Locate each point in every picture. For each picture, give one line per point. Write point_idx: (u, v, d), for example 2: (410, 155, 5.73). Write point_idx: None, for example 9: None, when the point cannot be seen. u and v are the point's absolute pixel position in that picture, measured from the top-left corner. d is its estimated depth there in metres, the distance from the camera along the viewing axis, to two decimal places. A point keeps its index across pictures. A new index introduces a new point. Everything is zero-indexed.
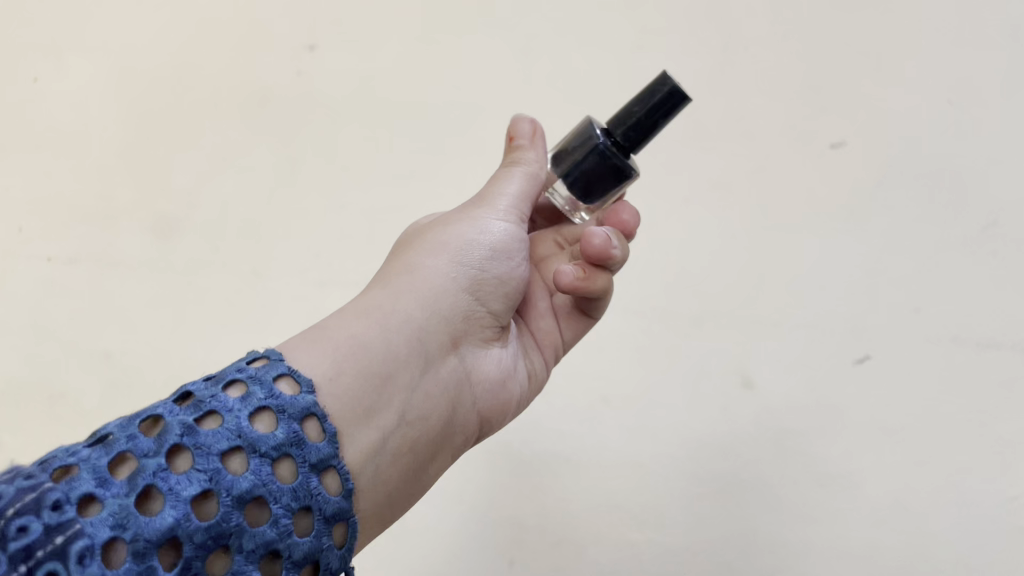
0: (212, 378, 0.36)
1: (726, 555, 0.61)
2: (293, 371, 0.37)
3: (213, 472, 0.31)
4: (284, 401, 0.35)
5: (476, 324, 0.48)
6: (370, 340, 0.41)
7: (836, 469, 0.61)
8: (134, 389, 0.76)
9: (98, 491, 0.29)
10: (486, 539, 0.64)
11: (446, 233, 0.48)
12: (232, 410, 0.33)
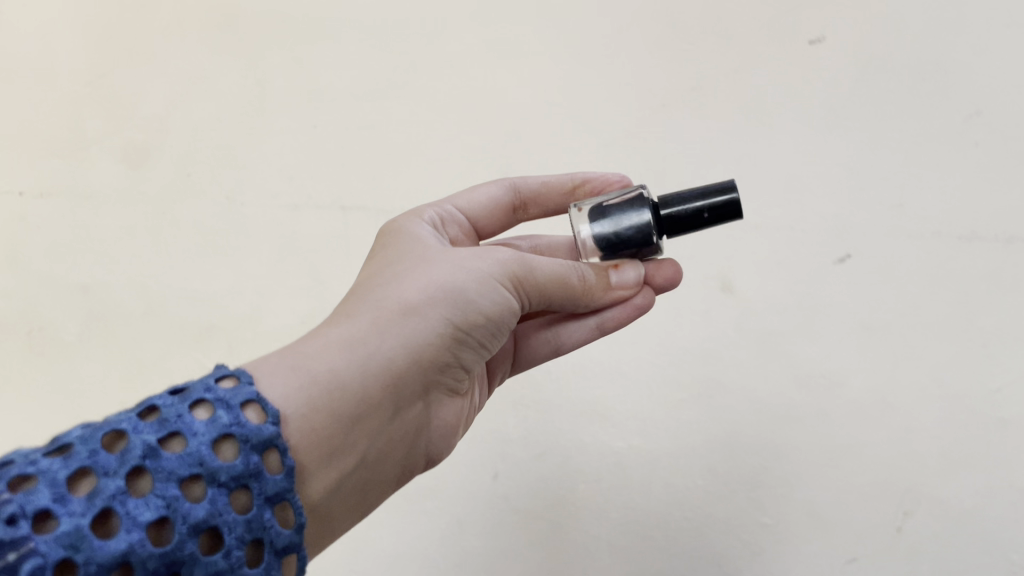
0: (179, 393, 0.33)
1: (710, 459, 0.61)
2: (261, 397, 0.34)
3: (171, 498, 0.29)
4: (250, 430, 0.32)
5: (449, 375, 0.44)
6: (350, 379, 0.38)
7: (819, 368, 0.61)
8: (114, 320, 0.76)
9: (54, 507, 0.27)
10: (471, 454, 0.64)
11: (447, 274, 0.42)
12: (196, 437, 0.31)
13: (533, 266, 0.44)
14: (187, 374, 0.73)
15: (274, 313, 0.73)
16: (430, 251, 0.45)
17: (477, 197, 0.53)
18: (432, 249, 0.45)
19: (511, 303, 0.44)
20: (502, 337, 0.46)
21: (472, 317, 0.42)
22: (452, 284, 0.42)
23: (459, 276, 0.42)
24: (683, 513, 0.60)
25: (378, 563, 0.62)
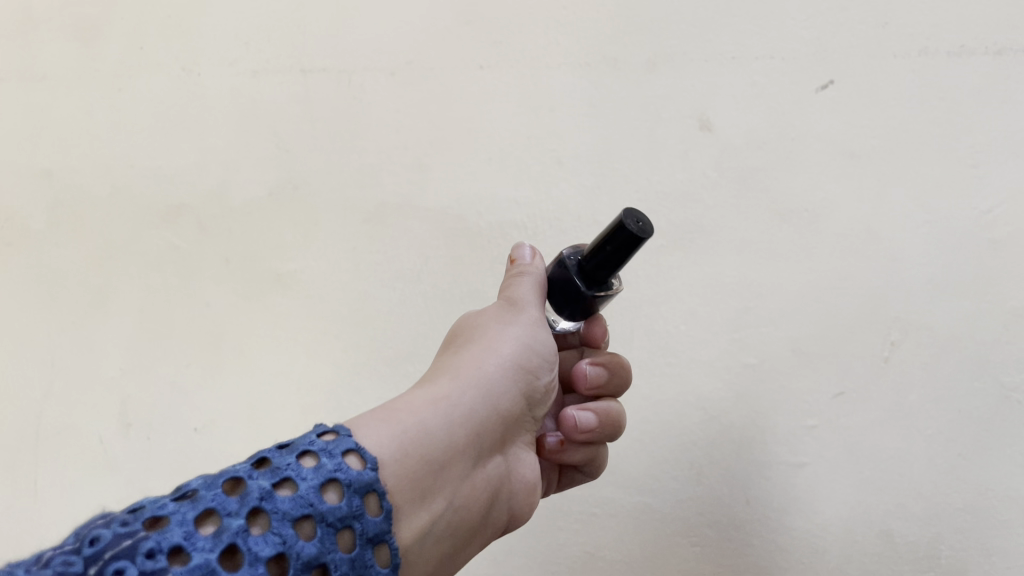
0: (285, 446, 0.35)
1: (691, 302, 0.60)
2: (360, 446, 0.35)
3: (287, 536, 0.30)
4: (352, 475, 0.33)
5: (520, 425, 0.46)
6: (434, 427, 0.39)
7: (802, 201, 0.59)
8: (81, 204, 0.75)
9: (186, 544, 0.28)
10: (452, 314, 0.66)
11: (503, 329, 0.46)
12: (306, 481, 0.32)
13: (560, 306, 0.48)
14: (160, 254, 0.73)
15: (243, 188, 0.72)
16: (469, 322, 0.48)
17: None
18: (470, 320, 0.49)
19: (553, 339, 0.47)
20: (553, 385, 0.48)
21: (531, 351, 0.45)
22: (506, 338, 0.45)
23: (512, 328, 0.46)
24: (665, 360, 0.60)
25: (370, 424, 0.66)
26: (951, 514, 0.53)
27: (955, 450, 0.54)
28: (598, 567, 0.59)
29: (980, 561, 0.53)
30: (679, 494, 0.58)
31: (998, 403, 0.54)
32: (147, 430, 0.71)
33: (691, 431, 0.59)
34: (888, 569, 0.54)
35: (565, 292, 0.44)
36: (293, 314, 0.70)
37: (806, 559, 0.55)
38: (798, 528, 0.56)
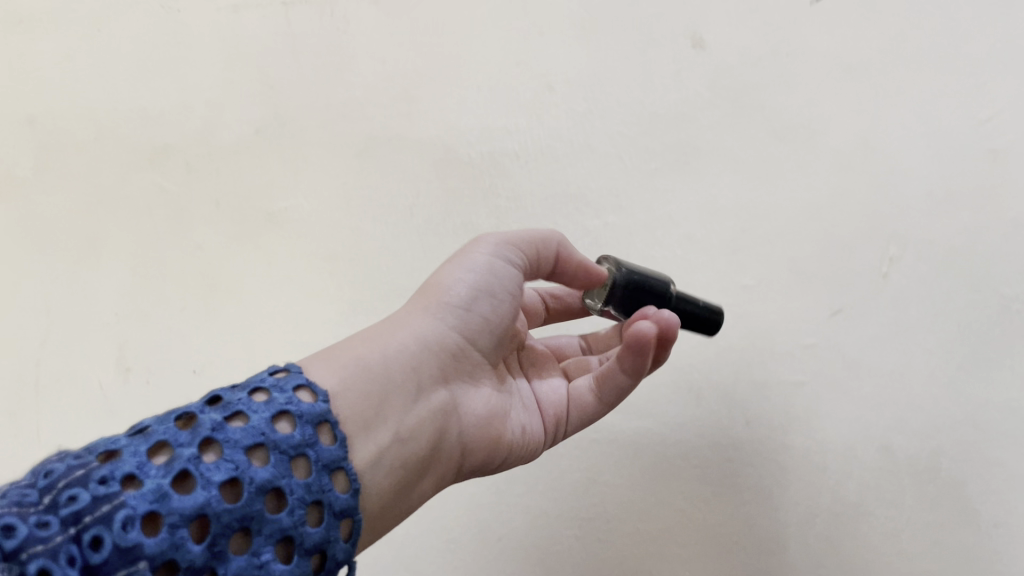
0: (238, 387, 0.36)
1: (688, 226, 0.59)
2: (310, 382, 0.36)
3: (239, 461, 0.31)
4: (303, 407, 0.34)
5: (473, 359, 0.46)
6: (373, 362, 0.40)
7: (796, 118, 0.58)
8: (65, 151, 0.74)
9: (138, 472, 0.29)
10: (446, 247, 0.65)
11: (449, 268, 0.46)
12: (257, 412, 0.33)
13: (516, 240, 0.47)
14: (149, 197, 0.72)
15: (229, 127, 0.71)
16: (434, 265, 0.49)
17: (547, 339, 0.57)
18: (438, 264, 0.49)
19: (508, 270, 0.46)
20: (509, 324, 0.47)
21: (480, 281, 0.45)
22: (453, 276, 0.45)
23: (460, 265, 0.45)
24: None
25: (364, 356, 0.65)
26: (951, 426, 0.53)
27: (955, 363, 0.54)
28: (601, 492, 0.59)
29: (980, 472, 0.53)
30: (678, 417, 0.59)
31: (997, 314, 0.53)
32: (148, 374, 0.70)
33: (689, 354, 0.59)
34: (889, 484, 0.54)
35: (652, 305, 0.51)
36: (285, 252, 0.69)
37: (807, 477, 0.55)
38: (799, 446, 0.56)
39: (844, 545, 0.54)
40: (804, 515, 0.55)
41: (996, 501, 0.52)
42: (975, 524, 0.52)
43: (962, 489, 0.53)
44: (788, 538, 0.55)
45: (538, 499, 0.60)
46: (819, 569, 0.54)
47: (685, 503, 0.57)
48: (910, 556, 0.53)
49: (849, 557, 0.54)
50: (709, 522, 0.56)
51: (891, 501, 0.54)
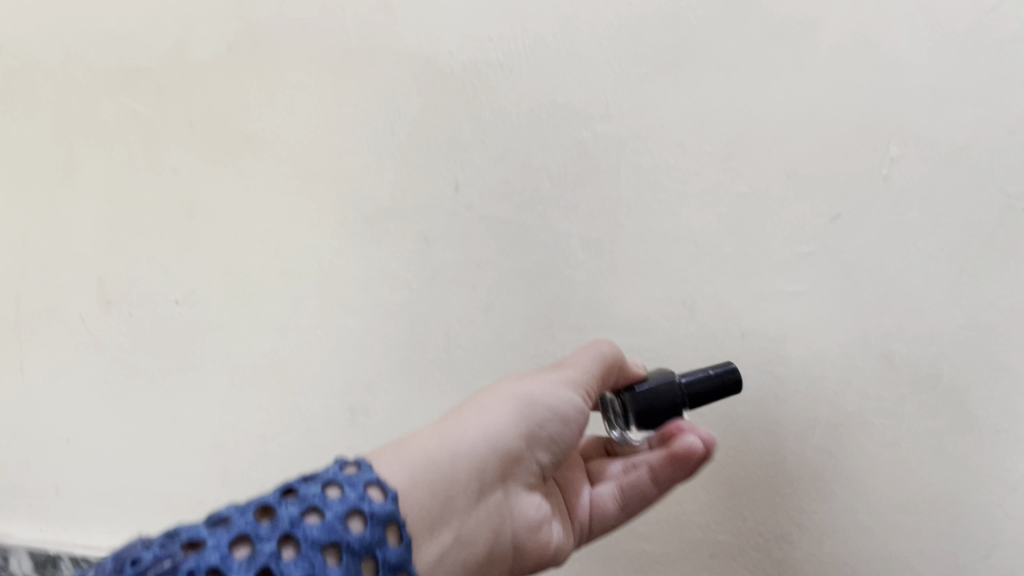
0: (314, 478, 0.43)
1: (681, 132, 0.56)
2: (380, 480, 0.43)
3: (311, 554, 0.37)
4: (372, 509, 0.41)
5: (526, 468, 0.53)
6: (439, 459, 0.47)
7: (796, 12, 0.52)
8: (28, 77, 0.71)
9: (221, 564, 0.36)
10: (429, 165, 0.62)
11: (515, 386, 0.53)
12: (331, 509, 0.40)
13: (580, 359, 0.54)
14: (120, 121, 0.70)
15: (199, 42, 0.66)
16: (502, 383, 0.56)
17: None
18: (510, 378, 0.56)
19: (573, 406, 0.52)
20: (569, 450, 0.55)
21: (541, 413, 0.52)
22: (524, 389, 0.52)
23: (534, 385, 0.53)
24: (654, 196, 0.58)
25: (352, 286, 0.65)
26: (952, 332, 0.52)
27: (957, 267, 0.51)
28: None
29: (983, 378, 0.51)
30: (674, 331, 0.58)
31: (1002, 214, 0.50)
32: (128, 306, 0.71)
33: (683, 265, 0.58)
34: (887, 393, 0.53)
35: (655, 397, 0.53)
36: (264, 175, 0.67)
37: (802, 387, 0.55)
38: (797, 356, 0.55)
39: (841, 454, 0.55)
40: (802, 427, 0.56)
41: (999, 408, 0.51)
42: (975, 431, 0.52)
43: (963, 395, 0.52)
44: (784, 450, 0.56)
45: None
46: (815, 478, 0.56)
47: None
48: (908, 463, 0.53)
49: (844, 466, 0.55)
50: (749, 524, 0.58)
51: (890, 411, 0.53)
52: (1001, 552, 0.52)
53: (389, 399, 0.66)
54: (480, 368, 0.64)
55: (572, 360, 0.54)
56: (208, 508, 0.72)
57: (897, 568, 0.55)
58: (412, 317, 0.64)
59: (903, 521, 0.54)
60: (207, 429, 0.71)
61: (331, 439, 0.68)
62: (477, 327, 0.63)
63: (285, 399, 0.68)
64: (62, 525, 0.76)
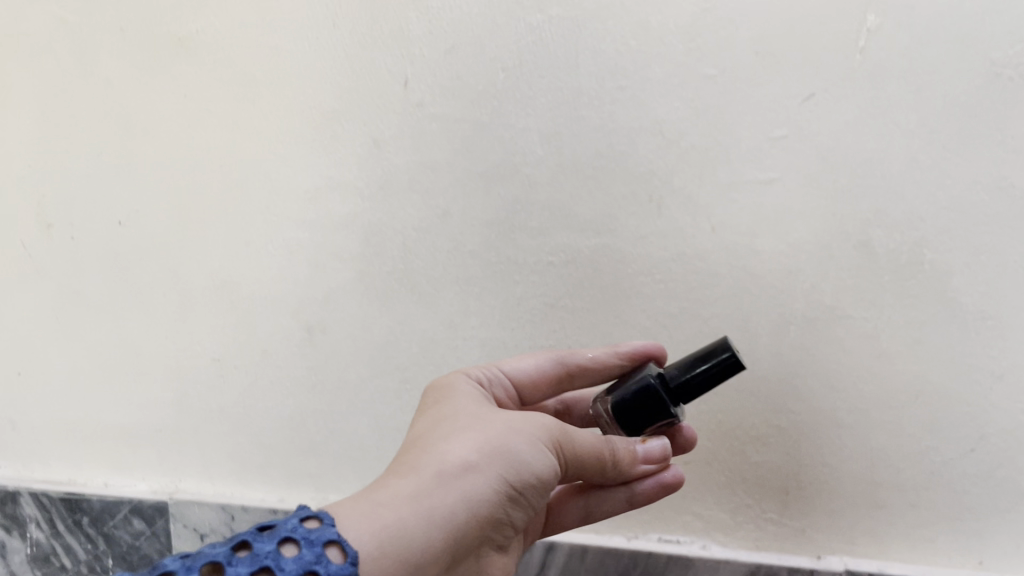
0: (273, 532, 0.38)
1: (642, 13, 0.52)
2: (342, 535, 0.38)
3: None
4: (329, 568, 0.36)
5: (496, 533, 0.46)
6: (416, 526, 0.40)
7: None
8: None
9: None
10: (376, 63, 0.58)
11: (503, 437, 0.45)
12: (283, 572, 0.36)
13: (571, 437, 0.47)
14: (45, 30, 0.65)
15: None
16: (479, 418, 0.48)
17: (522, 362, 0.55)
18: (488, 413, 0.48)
19: (553, 471, 0.46)
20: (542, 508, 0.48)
21: (525, 481, 0.44)
22: (516, 447, 0.45)
23: (527, 444, 0.45)
24: (616, 85, 0.53)
25: (301, 197, 0.61)
26: (934, 214, 0.48)
27: (938, 144, 0.48)
28: (561, 317, 0.58)
29: (966, 262, 0.48)
30: (641, 229, 0.54)
31: (985, 83, 0.46)
32: (70, 230, 0.68)
33: (648, 156, 0.53)
34: (867, 283, 0.50)
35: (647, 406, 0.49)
36: (201, 82, 0.62)
37: (779, 283, 0.52)
38: (771, 250, 0.52)
39: (819, 350, 0.52)
40: (776, 324, 0.52)
41: (983, 294, 0.48)
42: (958, 319, 0.49)
43: (945, 281, 0.49)
44: (759, 348, 0.53)
45: (497, 327, 0.59)
46: (792, 377, 0.53)
47: (648, 322, 0.55)
48: (889, 356, 0.51)
49: (822, 362, 0.52)
50: (728, 458, 0.55)
51: (869, 302, 0.50)
52: (985, 444, 0.49)
53: (345, 315, 0.62)
54: (439, 279, 0.59)
55: (569, 433, 0.47)
56: (167, 436, 0.69)
57: (879, 467, 0.52)
58: (365, 227, 0.60)
59: (884, 418, 0.51)
60: (160, 354, 0.68)
61: (288, 360, 0.64)
62: (433, 235, 0.59)
63: (239, 321, 0.65)
64: (20, 460, 0.74)
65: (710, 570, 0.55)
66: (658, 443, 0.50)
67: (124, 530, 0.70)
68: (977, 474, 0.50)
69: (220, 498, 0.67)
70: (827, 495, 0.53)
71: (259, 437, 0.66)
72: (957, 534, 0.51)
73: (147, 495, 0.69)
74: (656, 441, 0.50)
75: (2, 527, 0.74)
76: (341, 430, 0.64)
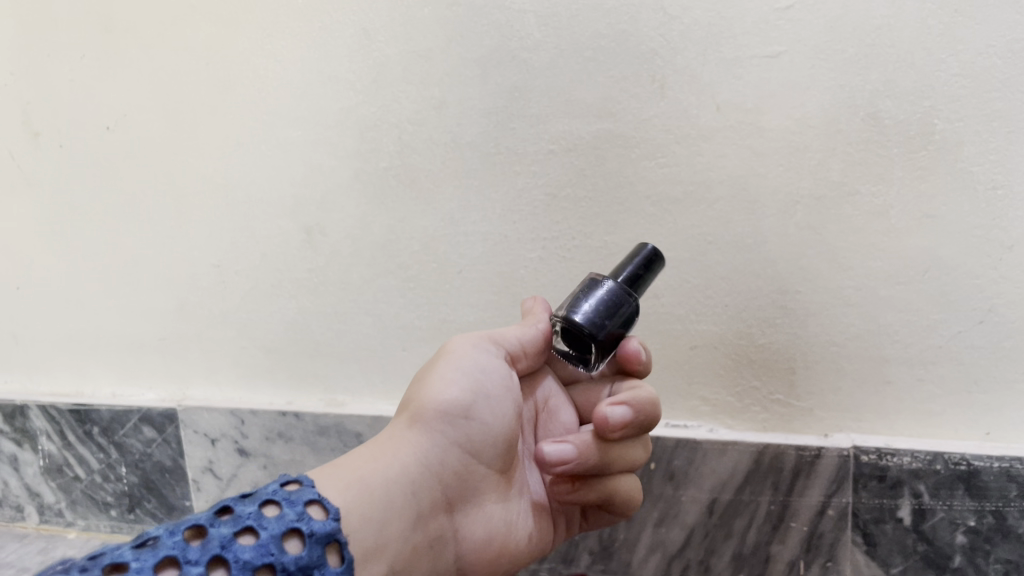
0: (249, 497, 0.38)
1: None
2: (321, 497, 0.38)
3: None
4: (313, 527, 0.36)
5: (471, 478, 0.46)
6: (370, 476, 0.41)
7: None
8: None
9: None
10: None
11: (438, 378, 0.47)
12: (267, 530, 0.35)
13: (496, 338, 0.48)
14: None
15: None
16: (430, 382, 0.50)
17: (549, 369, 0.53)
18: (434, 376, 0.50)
19: (496, 392, 0.47)
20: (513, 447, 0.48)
21: (468, 408, 0.46)
22: (452, 376, 0.46)
23: (461, 369, 0.47)
24: None
25: (293, 94, 0.60)
26: (945, 81, 0.47)
27: (951, 6, 0.46)
28: (563, 208, 0.56)
29: (978, 131, 0.47)
30: (644, 111, 0.52)
31: None
32: (58, 137, 0.67)
33: (650, 34, 0.51)
34: (876, 157, 0.49)
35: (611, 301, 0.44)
36: None
37: (786, 161, 0.51)
38: (777, 127, 0.50)
39: (827, 229, 0.51)
40: (783, 204, 0.51)
41: (994, 163, 0.47)
42: (968, 190, 0.48)
43: (957, 152, 0.48)
44: (766, 230, 0.52)
45: (497, 222, 0.57)
46: (799, 258, 0.52)
47: (653, 209, 0.54)
48: (898, 232, 0.50)
49: (829, 241, 0.51)
50: (733, 344, 0.55)
51: (878, 177, 0.49)
52: (994, 315, 0.50)
53: (343, 215, 0.61)
54: (438, 174, 0.58)
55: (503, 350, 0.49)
56: (172, 345, 0.69)
57: (887, 344, 0.52)
58: (359, 122, 0.59)
59: (893, 294, 0.51)
60: (158, 263, 0.67)
61: (288, 263, 0.63)
62: (430, 128, 0.57)
63: (236, 226, 0.64)
64: (26, 373, 0.75)
65: (718, 453, 0.56)
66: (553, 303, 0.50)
67: (135, 438, 0.70)
68: (986, 346, 0.50)
69: (228, 403, 0.68)
70: (835, 375, 0.53)
71: (263, 342, 0.66)
72: (964, 407, 0.51)
73: (156, 403, 0.69)
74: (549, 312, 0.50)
75: (13, 441, 0.75)
76: (345, 331, 0.64)
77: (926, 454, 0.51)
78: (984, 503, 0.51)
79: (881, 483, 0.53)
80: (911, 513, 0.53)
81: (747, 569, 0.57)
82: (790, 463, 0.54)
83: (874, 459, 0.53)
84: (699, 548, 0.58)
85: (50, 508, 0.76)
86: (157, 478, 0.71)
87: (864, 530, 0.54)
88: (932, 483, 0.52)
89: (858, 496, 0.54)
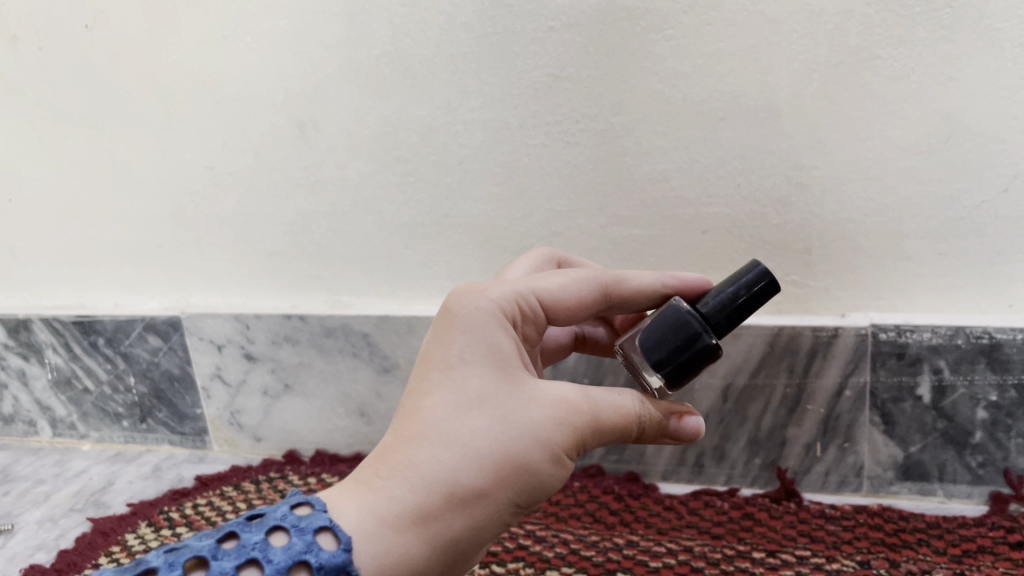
0: (261, 519, 0.36)
1: None
2: (334, 522, 0.34)
3: None
4: (321, 556, 0.33)
5: None
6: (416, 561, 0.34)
7: None
8: None
9: None
10: None
11: (526, 447, 0.35)
12: (271, 564, 0.33)
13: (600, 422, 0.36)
14: None
15: None
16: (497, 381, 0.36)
17: (559, 279, 0.41)
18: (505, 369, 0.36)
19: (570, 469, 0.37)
20: None
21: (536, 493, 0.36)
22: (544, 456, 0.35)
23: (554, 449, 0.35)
24: None
25: None
26: None
27: None
28: (565, 90, 0.53)
29: None
30: None
31: None
32: (36, 40, 0.64)
33: None
34: (896, 18, 0.46)
35: (673, 328, 0.40)
36: None
37: (800, 27, 0.48)
38: None
39: (844, 99, 0.48)
40: (797, 72, 0.49)
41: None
42: (994, 49, 0.45)
43: (982, 8, 0.45)
44: (779, 103, 0.50)
45: (497, 107, 0.55)
46: (815, 131, 0.50)
47: (660, 85, 0.51)
48: (920, 98, 0.47)
49: (846, 111, 0.49)
50: (750, 227, 0.53)
51: (898, 38, 0.46)
52: (1020, 183, 0.47)
53: (336, 109, 0.58)
54: (434, 60, 0.55)
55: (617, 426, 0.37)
56: (171, 252, 0.67)
57: (908, 218, 0.50)
58: (347, 8, 0.56)
59: (914, 165, 0.49)
60: (150, 167, 0.65)
61: (283, 161, 0.61)
62: (420, 9, 0.54)
63: (227, 124, 0.61)
64: (28, 289, 0.74)
65: (731, 337, 0.54)
66: (695, 422, 0.39)
67: (141, 347, 0.69)
68: (1012, 214, 0.48)
69: (231, 308, 0.67)
70: (852, 253, 0.52)
71: (262, 246, 0.65)
72: (988, 279, 0.50)
73: (159, 312, 0.68)
74: (693, 418, 0.39)
75: (20, 356, 0.74)
76: (347, 230, 0.62)
77: (946, 329, 0.50)
78: (1006, 377, 0.50)
79: (899, 360, 0.52)
80: (931, 391, 0.52)
81: (763, 453, 0.57)
82: (806, 345, 0.53)
83: (893, 336, 0.51)
84: (713, 434, 0.57)
85: (63, 421, 0.76)
86: (166, 387, 0.71)
87: (882, 410, 0.53)
88: (953, 358, 0.51)
89: (876, 375, 0.53)
